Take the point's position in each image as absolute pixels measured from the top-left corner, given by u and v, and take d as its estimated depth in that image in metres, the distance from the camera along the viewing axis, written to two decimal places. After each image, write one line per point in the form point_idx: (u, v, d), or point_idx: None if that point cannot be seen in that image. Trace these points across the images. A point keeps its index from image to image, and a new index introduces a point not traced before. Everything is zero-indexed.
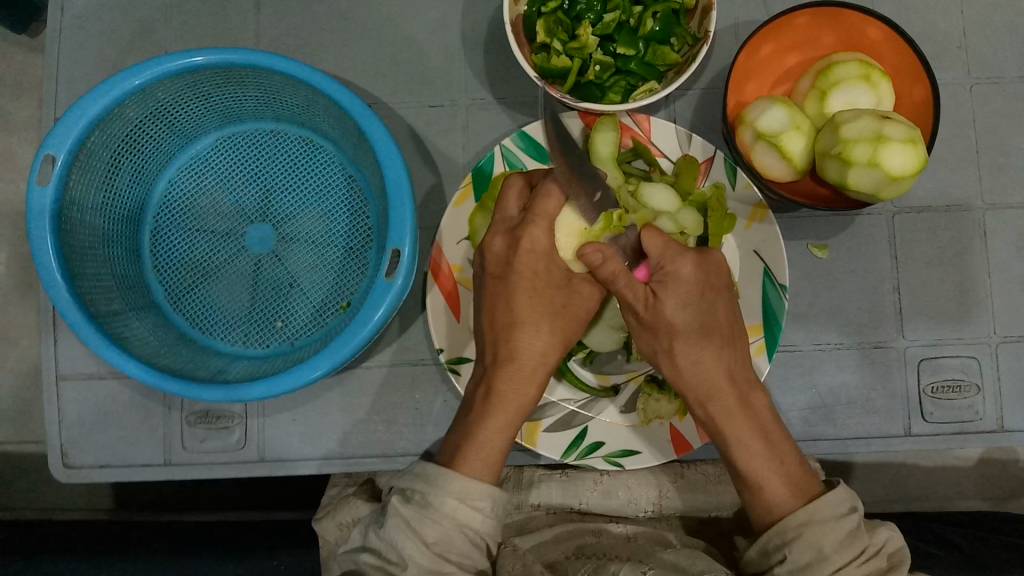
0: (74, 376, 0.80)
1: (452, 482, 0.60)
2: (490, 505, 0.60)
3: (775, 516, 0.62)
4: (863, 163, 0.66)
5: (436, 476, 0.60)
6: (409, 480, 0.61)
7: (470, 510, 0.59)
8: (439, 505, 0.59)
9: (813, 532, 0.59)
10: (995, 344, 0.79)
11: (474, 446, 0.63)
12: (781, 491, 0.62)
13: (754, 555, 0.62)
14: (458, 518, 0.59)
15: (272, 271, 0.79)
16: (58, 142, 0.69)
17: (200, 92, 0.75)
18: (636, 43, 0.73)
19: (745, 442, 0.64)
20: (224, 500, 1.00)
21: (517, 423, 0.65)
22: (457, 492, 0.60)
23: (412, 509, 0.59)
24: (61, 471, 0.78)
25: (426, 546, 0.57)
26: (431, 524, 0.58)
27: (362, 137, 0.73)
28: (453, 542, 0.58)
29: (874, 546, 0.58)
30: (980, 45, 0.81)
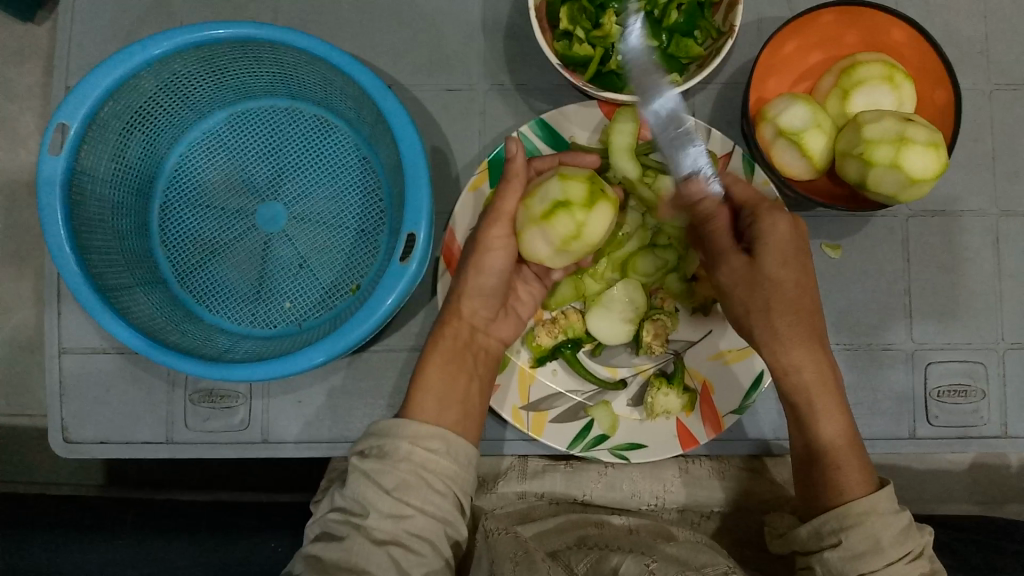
0: (76, 349, 0.79)
1: (404, 429, 0.62)
2: (445, 447, 0.62)
3: (841, 500, 0.62)
4: (887, 163, 0.66)
5: (390, 427, 0.62)
6: (368, 439, 0.63)
7: (424, 452, 0.61)
8: (396, 453, 0.60)
9: (874, 521, 0.60)
10: (1002, 350, 0.79)
11: (422, 394, 0.66)
12: (851, 476, 0.63)
13: (807, 533, 0.63)
14: (416, 462, 0.60)
15: (281, 251, 0.78)
16: (70, 112, 0.68)
17: (215, 66, 0.74)
18: (661, 34, 0.71)
19: (827, 415, 0.65)
20: (219, 478, 1.00)
21: (455, 359, 0.68)
22: (409, 437, 0.61)
23: (371, 461, 0.60)
24: (61, 445, 0.78)
25: (387, 492, 0.58)
26: (388, 470, 0.59)
27: (379, 118, 0.72)
28: (411, 485, 0.59)
29: (922, 545, 0.60)
30: (1001, 50, 0.81)
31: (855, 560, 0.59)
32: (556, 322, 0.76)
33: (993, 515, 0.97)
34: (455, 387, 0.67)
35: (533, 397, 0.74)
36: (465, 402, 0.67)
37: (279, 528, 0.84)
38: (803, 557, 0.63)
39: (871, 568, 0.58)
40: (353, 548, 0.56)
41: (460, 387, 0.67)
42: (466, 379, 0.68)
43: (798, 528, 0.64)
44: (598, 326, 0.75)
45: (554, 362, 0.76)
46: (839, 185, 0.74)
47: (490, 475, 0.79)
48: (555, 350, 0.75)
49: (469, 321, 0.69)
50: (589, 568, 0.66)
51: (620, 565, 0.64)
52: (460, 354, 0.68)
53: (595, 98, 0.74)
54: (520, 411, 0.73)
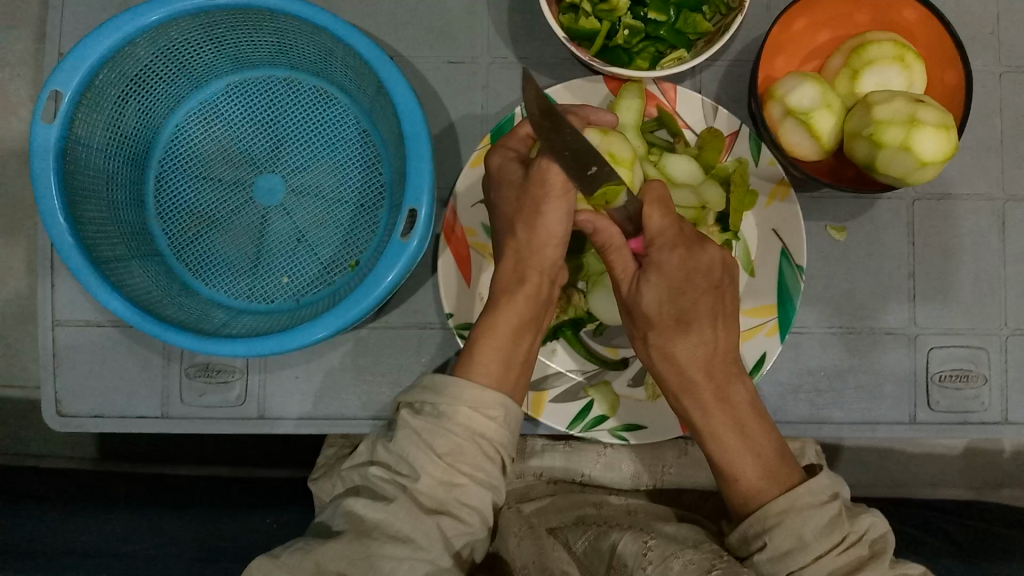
0: (71, 322, 0.78)
1: (463, 392, 0.59)
2: (503, 416, 0.59)
3: (757, 502, 0.60)
4: (898, 145, 0.65)
5: (447, 386, 0.59)
6: (418, 394, 0.60)
7: (482, 419, 0.58)
8: (452, 416, 0.58)
9: (793, 519, 0.57)
10: (1004, 336, 0.78)
11: (484, 354, 0.63)
12: (760, 485, 0.60)
13: (735, 540, 0.60)
14: (472, 429, 0.58)
15: (280, 224, 0.77)
16: (65, 79, 0.66)
17: (213, 34, 0.72)
18: (668, 9, 0.70)
19: (722, 435, 0.63)
20: (211, 453, 0.99)
21: (529, 323, 0.66)
22: (468, 401, 0.59)
23: (424, 419, 0.58)
24: (54, 418, 0.77)
25: (439, 456, 0.56)
26: (442, 433, 0.57)
27: (380, 89, 0.70)
28: (466, 452, 0.57)
29: (858, 532, 0.56)
30: (1012, 32, 0.80)
31: (783, 559, 0.56)
32: (559, 302, 0.75)
33: (987, 499, 0.97)
34: (518, 349, 0.65)
35: (533, 376, 0.74)
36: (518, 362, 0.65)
37: (273, 505, 0.83)
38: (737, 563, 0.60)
39: (800, 564, 0.55)
40: (397, 511, 0.54)
41: (523, 347, 0.66)
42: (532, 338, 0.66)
43: (729, 534, 0.61)
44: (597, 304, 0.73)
45: (555, 341, 0.75)
46: (847, 167, 0.73)
47: None
48: (555, 329, 0.74)
49: (545, 274, 0.67)
50: (588, 547, 0.67)
51: (619, 544, 0.64)
52: (534, 311, 0.66)
53: (601, 73, 0.72)
54: None
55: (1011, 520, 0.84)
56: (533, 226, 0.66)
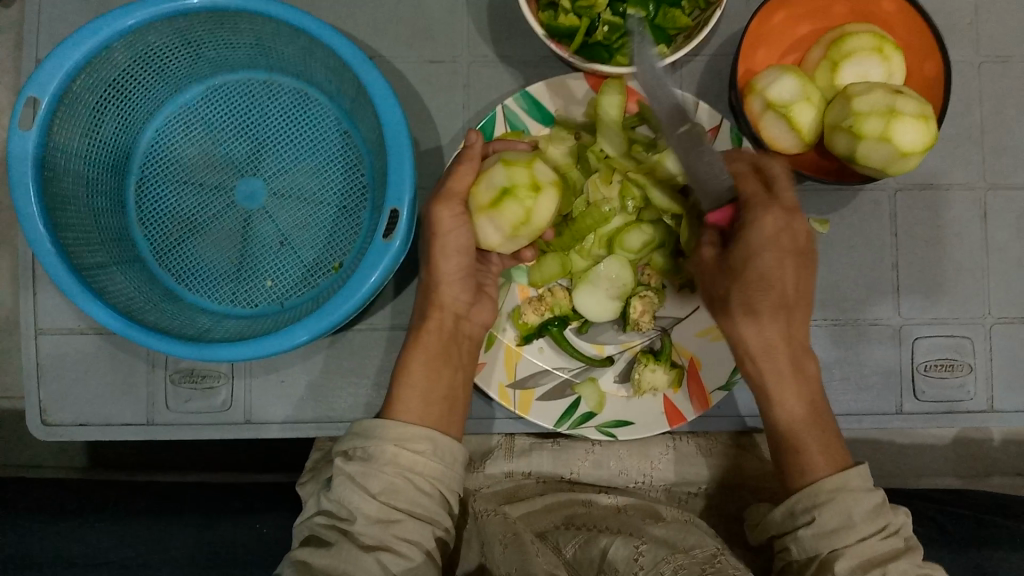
0: (53, 330, 0.77)
1: (388, 431, 0.62)
2: (432, 448, 0.62)
3: (806, 480, 0.62)
4: (877, 137, 0.65)
5: (373, 428, 0.63)
6: (350, 440, 0.64)
7: (409, 454, 0.61)
8: (381, 456, 0.61)
9: (843, 498, 0.59)
10: (989, 325, 0.79)
11: (403, 393, 0.66)
12: (816, 457, 0.63)
13: (779, 515, 0.62)
14: (401, 465, 0.61)
15: (262, 227, 0.77)
16: (41, 85, 0.66)
17: (190, 37, 0.72)
18: (648, 5, 0.70)
19: (786, 404, 0.64)
20: (200, 458, 0.99)
21: (441, 361, 0.68)
22: (394, 439, 0.62)
23: (356, 463, 0.61)
24: (39, 427, 0.76)
25: (373, 496, 0.59)
26: (372, 474, 0.60)
27: (359, 89, 0.70)
28: (398, 489, 0.59)
29: (896, 524, 0.59)
30: (991, 22, 0.80)
31: (827, 536, 0.59)
32: (543, 300, 0.75)
33: (976, 488, 0.97)
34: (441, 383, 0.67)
35: (519, 374, 0.73)
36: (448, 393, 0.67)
37: (261, 510, 0.83)
38: (777, 540, 0.63)
39: (841, 544, 0.58)
40: (342, 554, 0.57)
41: (443, 381, 0.68)
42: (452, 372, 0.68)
43: (771, 512, 0.64)
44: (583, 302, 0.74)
45: (540, 339, 0.75)
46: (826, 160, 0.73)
47: (477, 453, 0.79)
48: (541, 328, 0.74)
49: (452, 309, 0.69)
50: (579, 552, 0.68)
51: (608, 550, 0.66)
52: (444, 346, 0.68)
53: (581, 70, 0.72)
54: (507, 389, 0.73)
55: (1000, 508, 0.84)
56: (432, 268, 0.68)
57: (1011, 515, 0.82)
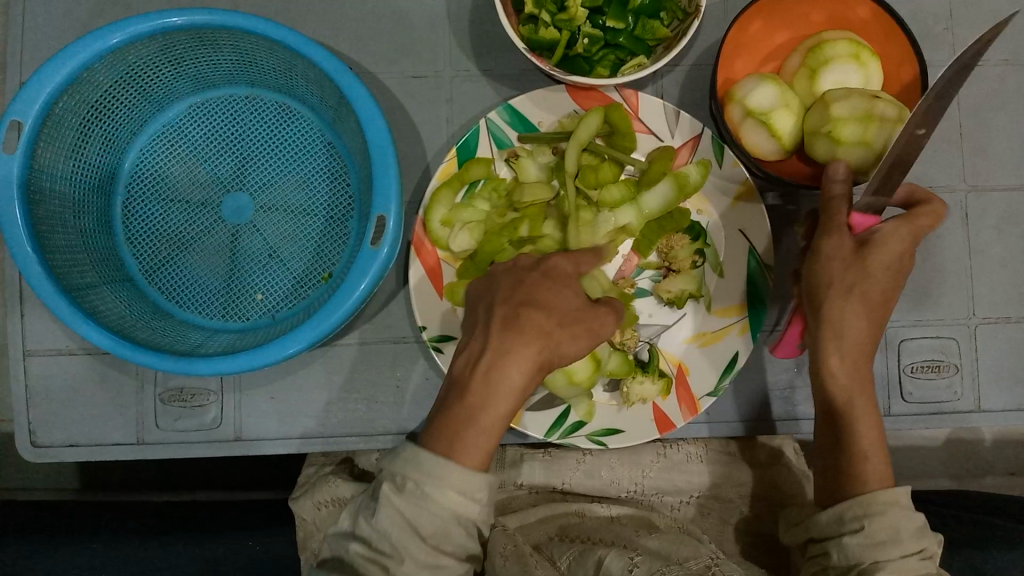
0: (42, 351, 0.77)
1: (449, 474, 0.56)
2: (487, 494, 0.57)
3: (863, 489, 0.61)
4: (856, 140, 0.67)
5: (431, 465, 0.56)
6: (398, 465, 0.57)
7: (469, 503, 0.56)
8: (434, 496, 0.55)
9: (897, 512, 0.60)
10: (973, 325, 0.79)
11: (467, 438, 0.58)
12: (871, 467, 0.62)
13: (827, 518, 0.62)
14: (456, 511, 0.56)
15: (249, 242, 0.77)
16: (24, 108, 0.66)
17: (171, 55, 0.72)
18: (626, 16, 0.71)
19: (853, 410, 0.64)
20: (191, 477, 0.98)
21: (493, 433, 0.59)
22: (456, 485, 0.56)
23: (408, 500, 0.56)
24: (29, 449, 0.76)
25: (422, 539, 0.55)
26: (427, 517, 0.55)
27: (342, 102, 0.71)
28: (449, 535, 0.55)
29: (934, 547, 0.60)
30: (966, 26, 0.81)
31: (875, 548, 0.59)
32: None
33: (968, 489, 0.98)
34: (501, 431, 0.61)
35: None
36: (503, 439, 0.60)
37: (255, 527, 0.83)
38: (823, 546, 0.62)
39: (888, 558, 0.58)
40: None
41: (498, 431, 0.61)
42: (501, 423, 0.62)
43: (817, 514, 0.64)
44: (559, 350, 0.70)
45: None
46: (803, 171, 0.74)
47: None
48: None
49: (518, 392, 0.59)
50: (573, 563, 0.67)
51: (603, 560, 0.65)
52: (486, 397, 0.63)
53: (563, 83, 0.73)
54: None
55: (992, 508, 0.85)
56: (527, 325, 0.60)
57: (1003, 515, 0.83)
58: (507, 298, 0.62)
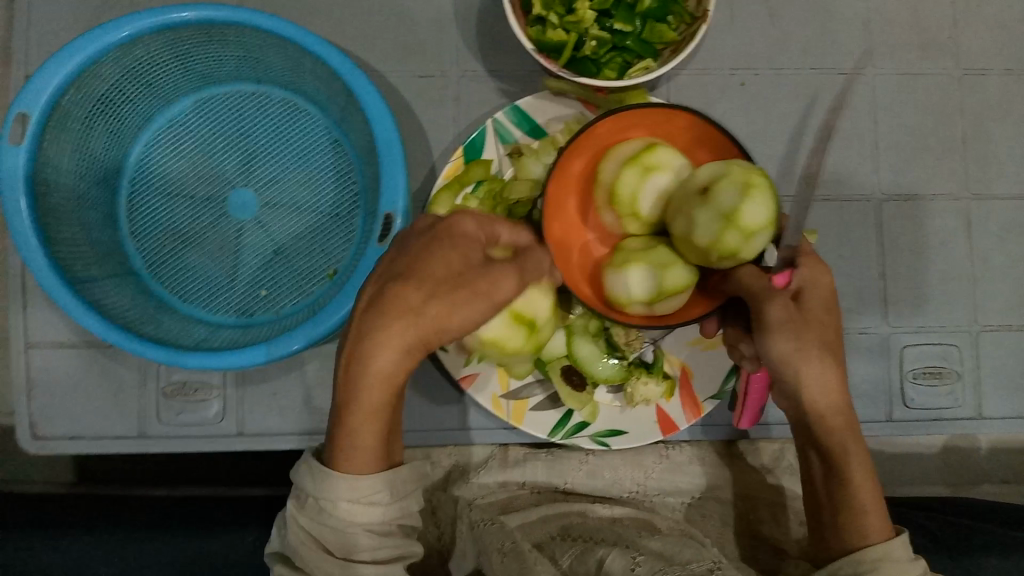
0: (45, 344, 0.77)
1: (334, 482, 0.54)
2: (388, 498, 0.55)
3: (863, 543, 0.60)
4: (743, 246, 0.59)
5: (323, 476, 0.54)
6: (301, 483, 0.56)
7: (363, 507, 0.54)
8: (333, 510, 0.54)
9: (888, 567, 0.57)
10: (974, 332, 0.80)
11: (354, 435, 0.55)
12: (868, 516, 0.60)
13: (821, 574, 0.60)
14: (355, 519, 0.54)
15: (254, 238, 0.77)
16: (31, 100, 0.66)
17: (179, 51, 0.73)
18: (635, 19, 0.71)
19: (847, 452, 0.62)
20: (189, 474, 0.98)
21: (373, 426, 0.55)
22: (345, 493, 0.54)
23: (307, 518, 0.54)
24: (30, 441, 0.76)
25: (331, 554, 0.53)
26: (328, 531, 0.54)
27: (350, 99, 0.71)
28: (357, 544, 0.53)
29: None
30: (970, 36, 0.82)
31: None
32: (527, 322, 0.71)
33: (965, 496, 0.98)
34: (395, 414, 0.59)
35: (513, 384, 0.73)
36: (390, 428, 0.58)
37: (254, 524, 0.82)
38: None
39: None
40: None
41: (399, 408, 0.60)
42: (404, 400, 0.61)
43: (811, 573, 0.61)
44: (560, 342, 0.72)
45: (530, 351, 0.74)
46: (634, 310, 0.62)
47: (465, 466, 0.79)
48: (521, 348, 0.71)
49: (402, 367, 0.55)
50: (574, 562, 0.67)
51: (605, 560, 0.65)
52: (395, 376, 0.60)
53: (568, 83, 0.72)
54: (501, 399, 0.72)
55: (989, 516, 0.85)
56: (382, 307, 0.55)
57: (1002, 523, 0.83)
58: (379, 277, 0.57)
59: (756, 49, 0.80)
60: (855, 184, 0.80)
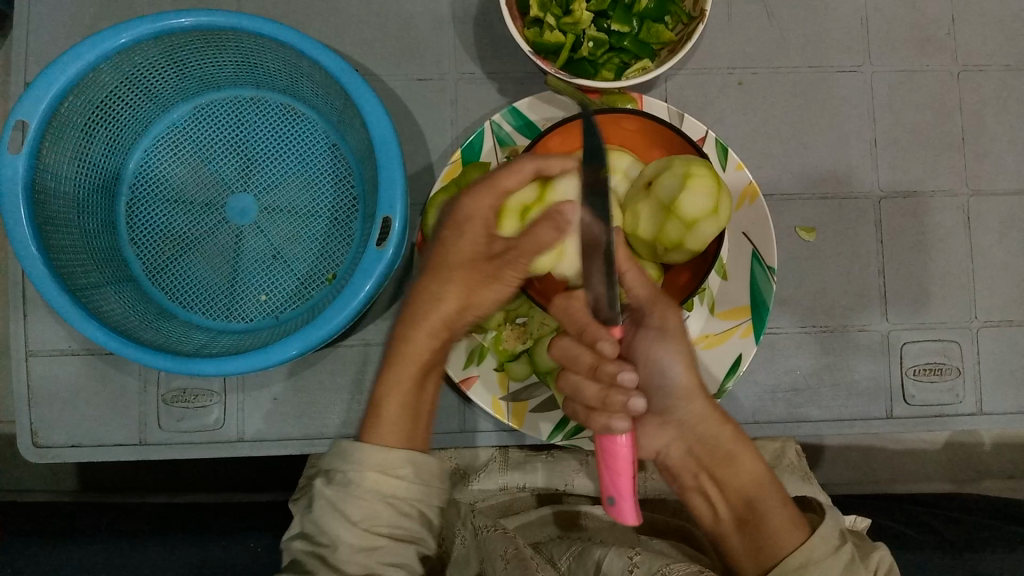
0: (45, 352, 0.77)
1: (368, 456, 0.59)
2: (414, 472, 0.60)
3: (782, 544, 0.58)
4: (687, 235, 0.60)
5: (352, 452, 0.59)
6: (330, 460, 0.61)
7: (391, 480, 0.59)
8: (360, 481, 0.58)
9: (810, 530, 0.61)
10: (975, 328, 0.80)
11: (387, 408, 0.63)
12: (780, 516, 0.60)
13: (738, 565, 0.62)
14: (382, 491, 0.58)
15: (254, 243, 0.77)
16: (29, 108, 0.66)
17: (176, 57, 0.73)
18: (630, 20, 0.72)
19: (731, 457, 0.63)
20: (192, 480, 0.98)
21: (410, 408, 0.63)
22: (375, 465, 0.59)
23: (335, 488, 0.58)
24: (30, 450, 0.76)
25: (355, 523, 0.57)
26: (354, 502, 0.57)
27: (348, 103, 0.71)
28: (380, 516, 0.57)
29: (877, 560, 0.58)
30: (969, 30, 0.82)
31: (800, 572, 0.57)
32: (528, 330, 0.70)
33: (969, 493, 0.98)
34: (423, 401, 0.65)
35: (512, 387, 0.73)
36: (415, 409, 0.64)
37: (257, 529, 0.82)
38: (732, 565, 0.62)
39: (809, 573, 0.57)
40: None
41: (427, 394, 0.65)
42: (435, 386, 0.67)
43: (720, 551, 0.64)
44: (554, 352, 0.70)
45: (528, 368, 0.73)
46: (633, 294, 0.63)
47: (470, 467, 0.79)
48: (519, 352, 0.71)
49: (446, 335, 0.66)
50: (573, 563, 0.67)
51: (603, 560, 0.65)
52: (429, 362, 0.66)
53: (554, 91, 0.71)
54: (500, 402, 0.72)
55: (992, 511, 0.85)
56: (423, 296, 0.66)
57: (1004, 518, 0.83)
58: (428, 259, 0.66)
59: (754, 47, 0.80)
60: (853, 181, 0.80)
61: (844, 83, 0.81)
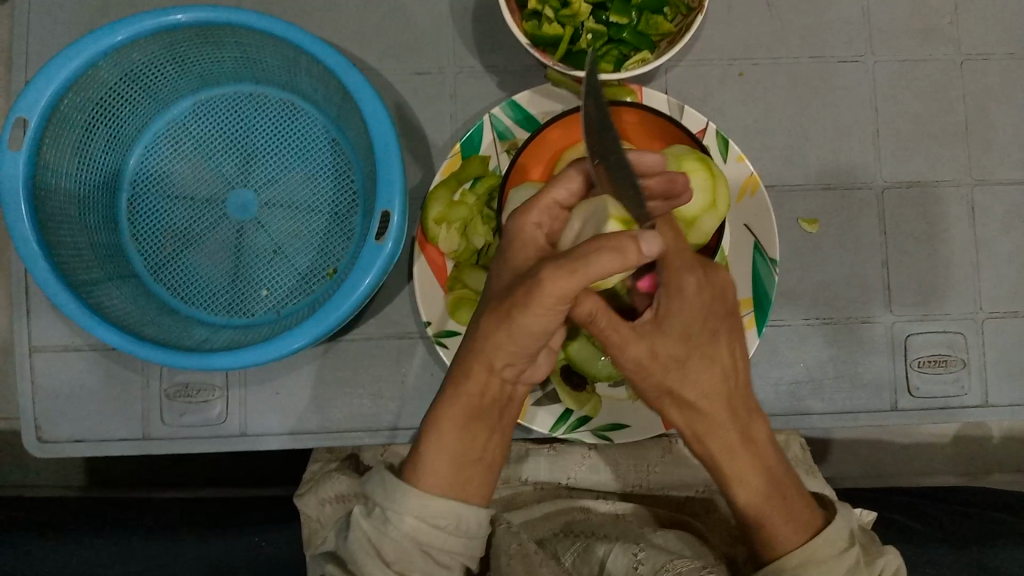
0: (47, 348, 0.77)
1: (410, 500, 0.57)
2: (453, 523, 0.58)
3: (775, 554, 0.60)
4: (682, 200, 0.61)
5: (395, 491, 0.57)
6: (370, 491, 0.59)
7: (429, 529, 0.57)
8: (399, 524, 0.56)
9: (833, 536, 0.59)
10: (980, 319, 0.79)
11: (430, 453, 0.60)
12: (784, 527, 0.60)
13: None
14: (420, 539, 0.56)
15: (255, 238, 0.77)
16: (29, 105, 0.66)
17: (177, 53, 0.73)
18: (630, 11, 0.70)
19: (735, 452, 0.61)
20: (198, 476, 0.99)
21: (464, 457, 0.61)
22: (416, 510, 0.57)
23: (374, 522, 0.57)
24: (35, 445, 0.76)
25: (387, 565, 0.55)
26: (389, 542, 0.56)
27: (347, 97, 0.71)
28: (412, 562, 0.56)
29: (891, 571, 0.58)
30: (971, 19, 0.81)
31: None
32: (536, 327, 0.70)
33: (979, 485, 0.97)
34: (472, 447, 0.61)
35: None
36: (461, 458, 0.60)
37: (263, 524, 0.82)
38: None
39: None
40: None
41: (478, 441, 0.62)
42: (488, 433, 0.62)
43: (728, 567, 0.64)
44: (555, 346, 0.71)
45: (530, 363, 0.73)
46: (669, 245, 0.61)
47: None
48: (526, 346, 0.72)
49: (500, 373, 0.61)
50: (577, 560, 0.67)
51: (607, 558, 0.65)
52: (483, 406, 0.62)
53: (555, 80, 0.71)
54: None
55: (1001, 503, 0.84)
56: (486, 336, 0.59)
57: (1013, 510, 0.82)
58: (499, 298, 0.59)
59: (754, 39, 0.80)
60: (857, 173, 0.80)
61: (845, 74, 0.80)
